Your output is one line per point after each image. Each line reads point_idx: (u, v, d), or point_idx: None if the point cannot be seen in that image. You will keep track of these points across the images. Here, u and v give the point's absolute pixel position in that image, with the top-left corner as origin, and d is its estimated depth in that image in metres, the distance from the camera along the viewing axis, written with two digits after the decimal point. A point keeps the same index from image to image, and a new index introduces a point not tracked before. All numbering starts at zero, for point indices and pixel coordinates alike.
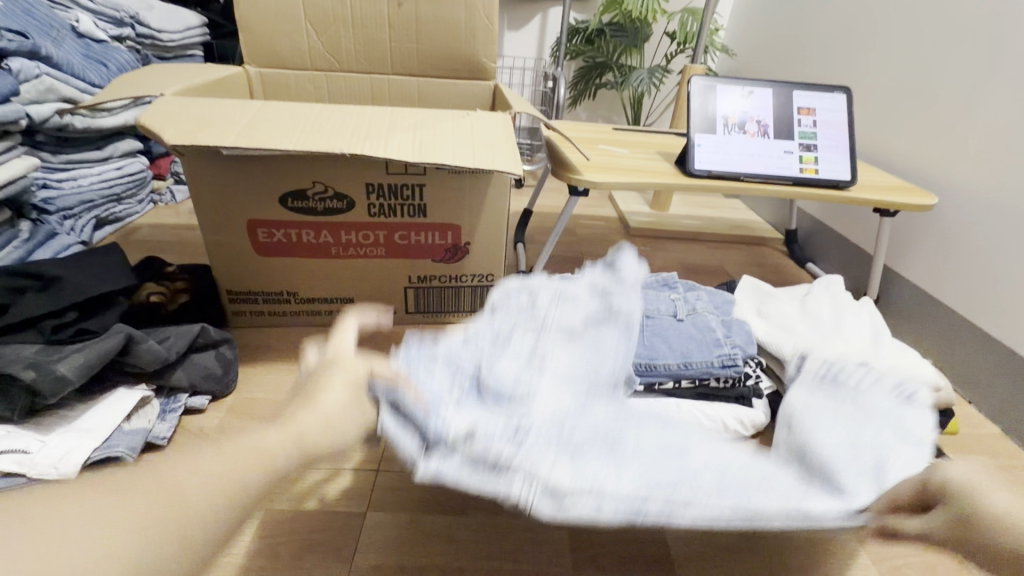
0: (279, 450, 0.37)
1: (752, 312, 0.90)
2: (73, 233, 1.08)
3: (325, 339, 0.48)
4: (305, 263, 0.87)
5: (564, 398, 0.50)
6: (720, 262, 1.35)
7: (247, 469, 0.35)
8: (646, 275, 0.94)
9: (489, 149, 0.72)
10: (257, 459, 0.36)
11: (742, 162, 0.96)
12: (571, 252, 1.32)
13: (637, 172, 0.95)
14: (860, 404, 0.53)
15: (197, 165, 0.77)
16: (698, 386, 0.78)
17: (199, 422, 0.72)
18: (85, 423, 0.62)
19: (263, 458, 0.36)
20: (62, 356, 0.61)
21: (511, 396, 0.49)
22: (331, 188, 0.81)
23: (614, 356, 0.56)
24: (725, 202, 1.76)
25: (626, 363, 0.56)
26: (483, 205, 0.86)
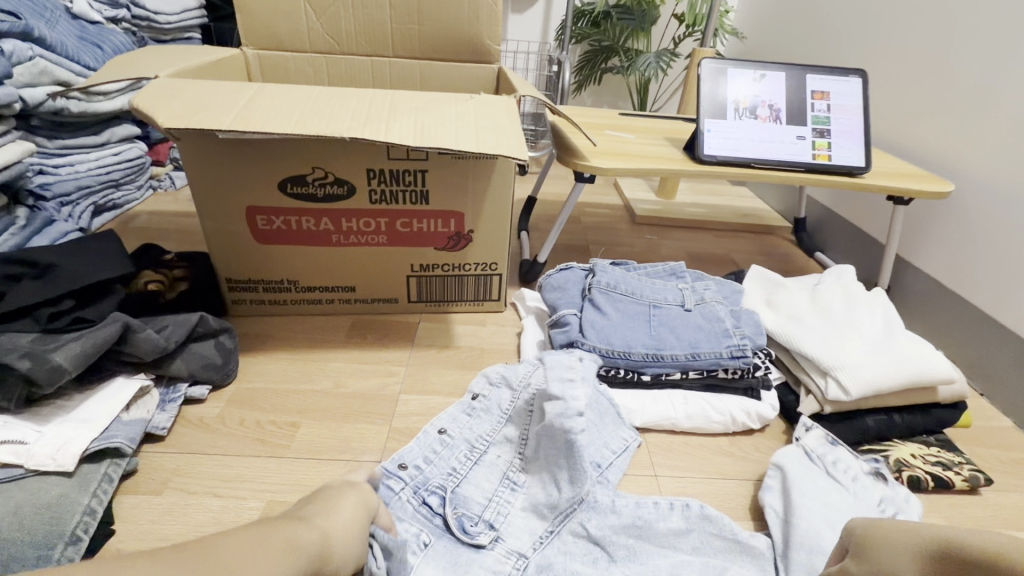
0: (311, 542, 0.43)
1: (761, 302, 0.89)
2: (71, 220, 1.07)
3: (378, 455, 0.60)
4: (306, 251, 0.85)
5: (526, 473, 0.63)
6: (728, 251, 1.33)
7: (288, 557, 0.41)
8: (653, 264, 0.92)
9: (494, 133, 0.70)
10: (294, 549, 0.42)
11: (753, 148, 0.93)
12: (576, 240, 1.30)
13: (644, 158, 0.93)
14: (827, 491, 0.63)
15: (194, 150, 0.75)
16: (707, 376, 0.76)
17: (199, 412, 0.72)
18: (83, 413, 0.61)
19: (299, 548, 0.42)
20: (58, 345, 0.59)
21: (486, 490, 0.61)
22: (331, 173, 0.79)
23: (595, 441, 0.67)
24: (732, 190, 1.73)
25: (599, 445, 0.67)
26: (487, 191, 0.84)
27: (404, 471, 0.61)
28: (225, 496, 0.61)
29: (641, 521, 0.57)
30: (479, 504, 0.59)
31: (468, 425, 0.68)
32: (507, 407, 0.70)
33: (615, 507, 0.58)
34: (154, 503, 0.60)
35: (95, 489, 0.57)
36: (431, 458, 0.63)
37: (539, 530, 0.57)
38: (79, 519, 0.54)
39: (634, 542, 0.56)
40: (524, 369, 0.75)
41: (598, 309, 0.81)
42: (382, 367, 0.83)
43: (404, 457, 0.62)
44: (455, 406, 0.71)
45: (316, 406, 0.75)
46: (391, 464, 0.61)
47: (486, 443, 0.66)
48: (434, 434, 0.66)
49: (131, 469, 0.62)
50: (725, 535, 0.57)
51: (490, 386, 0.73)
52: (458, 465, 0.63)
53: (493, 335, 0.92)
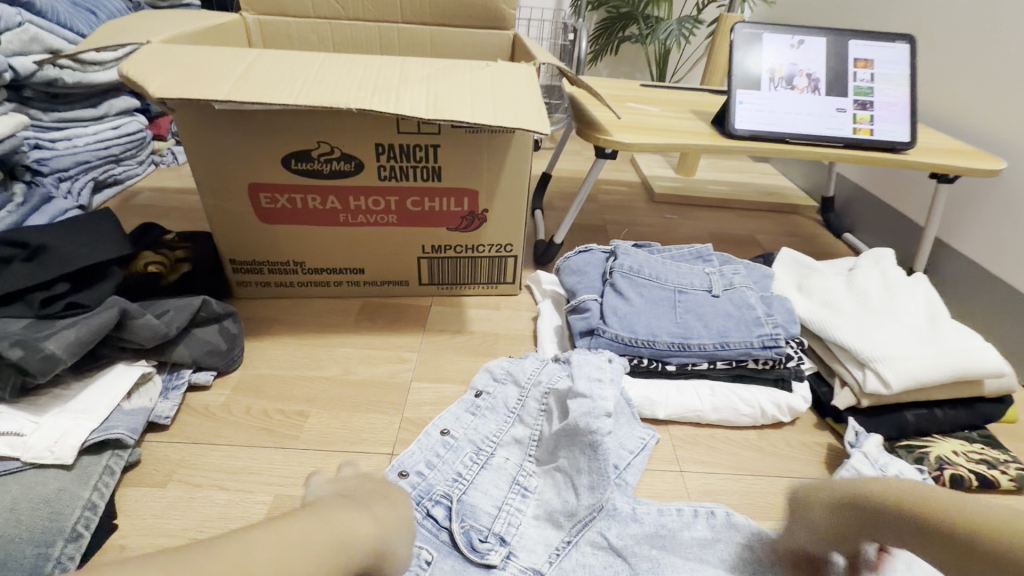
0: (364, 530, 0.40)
1: (791, 287, 0.84)
2: (70, 197, 1.02)
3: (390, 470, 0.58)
4: (312, 231, 0.81)
5: (541, 483, 0.59)
6: (752, 231, 1.27)
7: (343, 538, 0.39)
8: (678, 247, 0.87)
9: (512, 105, 0.65)
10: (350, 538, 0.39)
11: (789, 121, 0.87)
12: (592, 219, 1.25)
13: (671, 133, 0.87)
14: None
15: (192, 123, 0.70)
16: (736, 367, 0.72)
17: (204, 399, 0.69)
18: (81, 403, 0.58)
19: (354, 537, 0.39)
20: (51, 333, 0.56)
21: (494, 501, 0.56)
22: (337, 148, 0.74)
23: (621, 449, 0.64)
24: (755, 167, 1.65)
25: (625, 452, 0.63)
26: (503, 167, 0.78)
27: (406, 480, 0.57)
28: (232, 490, 0.59)
29: (664, 530, 0.54)
30: (487, 512, 0.55)
31: (471, 425, 0.64)
32: (514, 405, 0.66)
33: (637, 515, 0.55)
34: (159, 496, 0.57)
35: (96, 483, 0.54)
36: (433, 463, 0.59)
37: (554, 540, 0.54)
38: (80, 515, 0.52)
39: (658, 553, 0.53)
40: (530, 366, 0.71)
41: (620, 294, 0.76)
42: (394, 353, 0.79)
43: (404, 464, 0.59)
44: (456, 405, 0.67)
45: (325, 395, 0.71)
46: (390, 472, 0.58)
47: (492, 444, 0.62)
48: (436, 436, 0.62)
49: (134, 461, 0.60)
50: (756, 545, 0.54)
51: (495, 383, 0.70)
52: (463, 469, 0.59)
53: (508, 320, 0.88)
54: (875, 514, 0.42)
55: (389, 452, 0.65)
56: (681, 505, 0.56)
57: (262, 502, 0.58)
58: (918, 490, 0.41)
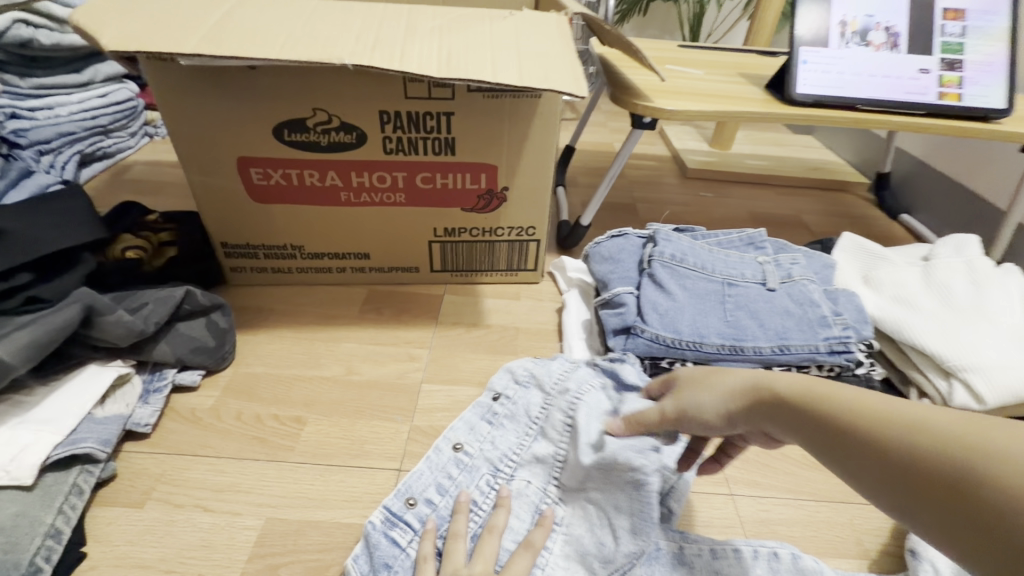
0: None
1: (857, 279, 0.73)
2: (53, 171, 0.92)
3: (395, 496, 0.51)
4: (310, 212, 0.72)
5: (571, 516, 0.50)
6: (797, 211, 1.14)
7: None
8: (725, 231, 0.76)
9: (541, 62, 0.54)
10: None
11: (861, 84, 0.74)
12: (620, 198, 1.13)
13: (722, 98, 0.75)
14: None
15: (167, 87, 0.60)
16: (796, 373, 0.62)
17: (191, 402, 0.61)
18: (44, 413, 0.52)
19: None
20: (1, 333, 0.49)
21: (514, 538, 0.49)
22: (335, 116, 0.64)
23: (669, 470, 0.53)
24: (798, 139, 1.50)
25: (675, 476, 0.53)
26: (527, 138, 0.68)
27: (415, 510, 0.50)
28: (217, 512, 0.51)
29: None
30: (507, 550, 0.48)
31: (488, 438, 0.57)
32: (537, 416, 0.58)
33: (685, 558, 0.47)
34: (135, 519, 0.50)
35: (60, 505, 0.47)
36: (445, 488, 0.53)
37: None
38: (40, 545, 0.45)
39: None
40: (558, 367, 0.62)
41: (660, 286, 0.66)
42: (402, 349, 0.71)
43: (412, 489, 0.52)
44: (470, 412, 0.60)
45: (325, 397, 0.63)
46: (395, 499, 0.51)
47: (512, 464, 0.55)
48: (448, 453, 0.55)
49: (108, 476, 0.53)
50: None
51: (516, 386, 0.62)
52: (479, 496, 0.52)
53: (530, 312, 0.79)
54: (833, 429, 0.31)
55: (396, 467, 0.57)
56: (738, 545, 0.47)
57: (252, 527, 0.50)
58: (920, 414, 0.28)
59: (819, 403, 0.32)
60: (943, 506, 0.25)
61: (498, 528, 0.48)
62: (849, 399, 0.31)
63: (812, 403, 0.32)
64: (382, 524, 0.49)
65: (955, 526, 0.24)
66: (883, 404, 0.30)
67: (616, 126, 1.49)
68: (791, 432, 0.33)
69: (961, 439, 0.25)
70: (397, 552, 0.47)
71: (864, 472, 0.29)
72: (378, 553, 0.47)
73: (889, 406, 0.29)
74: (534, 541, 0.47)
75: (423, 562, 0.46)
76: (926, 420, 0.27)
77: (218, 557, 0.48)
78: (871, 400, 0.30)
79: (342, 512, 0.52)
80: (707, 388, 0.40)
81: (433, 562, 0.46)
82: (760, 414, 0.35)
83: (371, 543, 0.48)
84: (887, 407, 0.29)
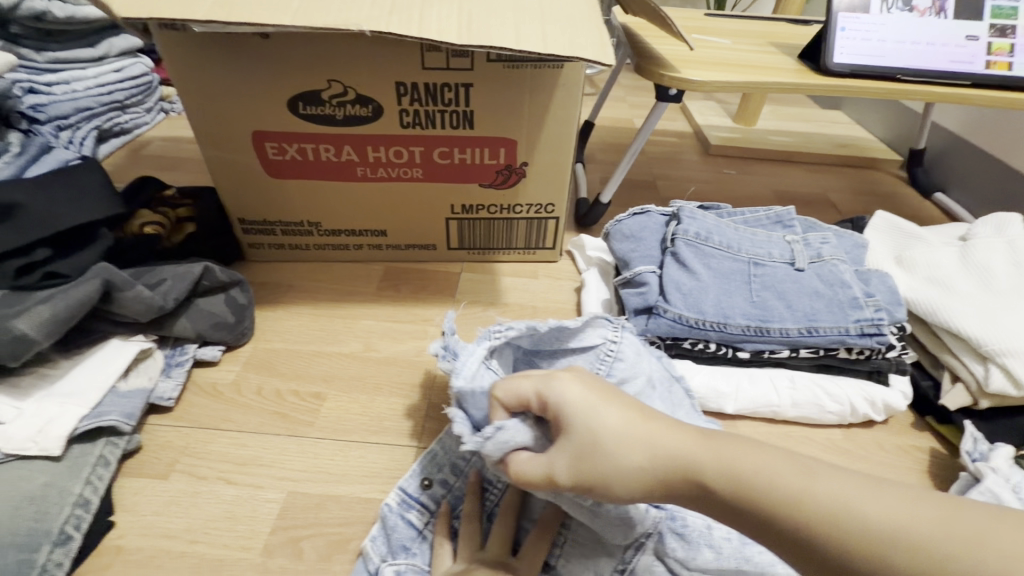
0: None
1: (888, 259, 0.70)
2: (72, 147, 0.93)
3: (413, 475, 0.51)
4: (326, 188, 0.71)
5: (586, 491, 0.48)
6: (825, 189, 1.10)
7: None
8: (752, 210, 0.73)
9: (567, 30, 0.51)
10: None
11: (904, 52, 0.70)
12: (640, 174, 1.10)
13: (752, 69, 0.71)
14: None
15: (178, 58, 0.59)
16: (824, 356, 0.60)
17: (212, 377, 0.62)
18: (68, 386, 0.52)
19: None
20: (21, 309, 0.49)
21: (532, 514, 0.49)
22: (351, 88, 0.62)
23: None
24: (826, 113, 1.44)
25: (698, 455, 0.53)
26: (548, 111, 0.65)
27: (430, 491, 0.50)
28: (240, 484, 0.52)
29: (747, 564, 0.46)
30: (524, 529, 0.48)
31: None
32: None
33: (712, 540, 0.46)
34: (161, 489, 0.51)
35: (88, 476, 0.48)
36: (459, 467, 0.52)
37: (605, 568, 0.46)
38: (70, 514, 0.46)
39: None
40: None
41: (684, 265, 0.64)
42: (420, 327, 0.70)
43: (427, 469, 0.52)
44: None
45: (343, 373, 0.63)
46: (413, 479, 0.51)
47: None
48: (460, 433, 0.54)
49: (133, 448, 0.54)
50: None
51: None
52: (493, 475, 0.51)
53: (548, 291, 0.78)
54: (759, 520, 0.31)
55: (415, 444, 0.57)
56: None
57: (274, 500, 0.51)
58: (841, 508, 0.29)
59: (744, 492, 0.31)
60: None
61: (511, 510, 0.48)
62: (777, 488, 0.31)
63: (737, 492, 0.31)
64: (398, 505, 0.49)
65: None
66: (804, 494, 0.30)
67: (635, 100, 1.45)
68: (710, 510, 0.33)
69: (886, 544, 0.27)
70: (414, 535, 0.48)
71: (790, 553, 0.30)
72: (396, 535, 0.48)
73: (814, 492, 0.30)
74: (546, 520, 0.47)
75: (438, 547, 0.47)
76: (859, 520, 0.28)
77: (241, 529, 0.49)
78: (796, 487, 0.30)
79: (363, 487, 0.53)
80: (608, 455, 0.34)
81: (448, 546, 0.47)
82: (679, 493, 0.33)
83: (388, 526, 0.48)
84: (816, 506, 0.29)
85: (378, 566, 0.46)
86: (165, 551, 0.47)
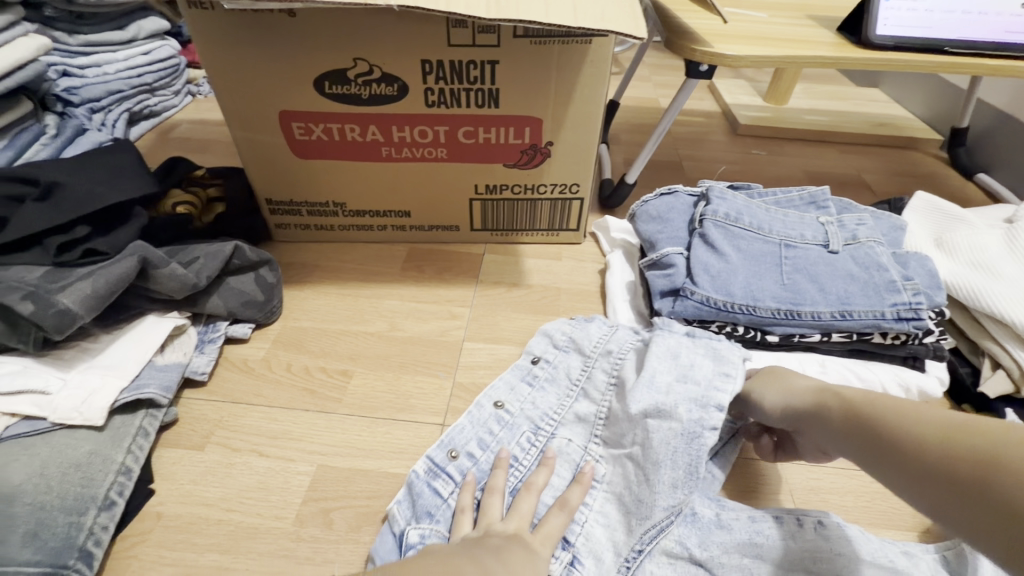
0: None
1: (928, 241, 0.68)
2: (104, 129, 0.95)
3: (439, 447, 0.52)
4: (351, 168, 0.71)
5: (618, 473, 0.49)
6: (860, 170, 1.06)
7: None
8: (784, 191, 0.71)
9: (596, 6, 0.51)
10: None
11: (951, 24, 0.68)
12: (665, 155, 1.08)
13: (788, 43, 0.68)
14: None
15: (207, 36, 0.59)
16: (857, 340, 0.59)
17: (243, 353, 0.63)
18: (109, 359, 0.54)
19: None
20: (64, 286, 0.51)
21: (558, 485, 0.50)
22: (376, 67, 0.62)
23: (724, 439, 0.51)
24: (861, 91, 1.38)
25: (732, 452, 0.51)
26: (574, 87, 0.64)
27: (456, 463, 0.51)
28: (272, 457, 0.54)
29: (760, 538, 0.44)
30: (545, 505, 0.48)
31: (529, 399, 0.57)
32: (578, 377, 0.57)
33: (723, 523, 0.45)
34: (197, 460, 0.53)
35: (129, 445, 0.50)
36: (486, 443, 0.53)
37: (624, 547, 0.45)
38: (113, 481, 0.48)
39: (749, 566, 0.43)
40: (597, 331, 0.61)
41: (712, 247, 0.63)
42: (443, 308, 0.71)
43: (454, 441, 0.53)
44: (510, 372, 0.60)
45: (369, 352, 0.64)
46: (439, 449, 0.52)
47: (553, 422, 0.54)
48: (489, 410, 0.56)
49: (170, 421, 0.56)
50: (877, 562, 0.42)
51: (556, 350, 0.61)
52: (519, 452, 0.52)
53: (572, 273, 0.77)
54: (873, 440, 0.34)
55: (439, 422, 0.57)
56: (779, 512, 0.46)
57: (304, 473, 0.52)
58: (935, 417, 0.32)
59: (863, 409, 0.36)
60: (947, 491, 0.29)
61: (536, 485, 0.48)
62: (889, 406, 0.35)
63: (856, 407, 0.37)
64: (425, 473, 0.50)
65: (969, 512, 0.28)
66: (912, 410, 0.33)
67: (661, 80, 1.41)
68: (837, 438, 0.38)
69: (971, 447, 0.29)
70: (438, 502, 0.48)
71: (888, 460, 0.33)
72: (421, 501, 0.48)
73: (919, 414, 0.33)
74: (569, 499, 0.47)
75: (460, 513, 0.46)
76: (943, 420, 0.31)
77: (274, 499, 0.50)
78: (901, 406, 0.34)
79: (390, 463, 0.54)
80: (782, 380, 0.46)
81: (470, 514, 0.47)
82: (824, 419, 0.39)
83: (415, 490, 0.49)
84: (907, 414, 0.33)
85: (403, 529, 0.46)
86: (202, 518, 0.49)
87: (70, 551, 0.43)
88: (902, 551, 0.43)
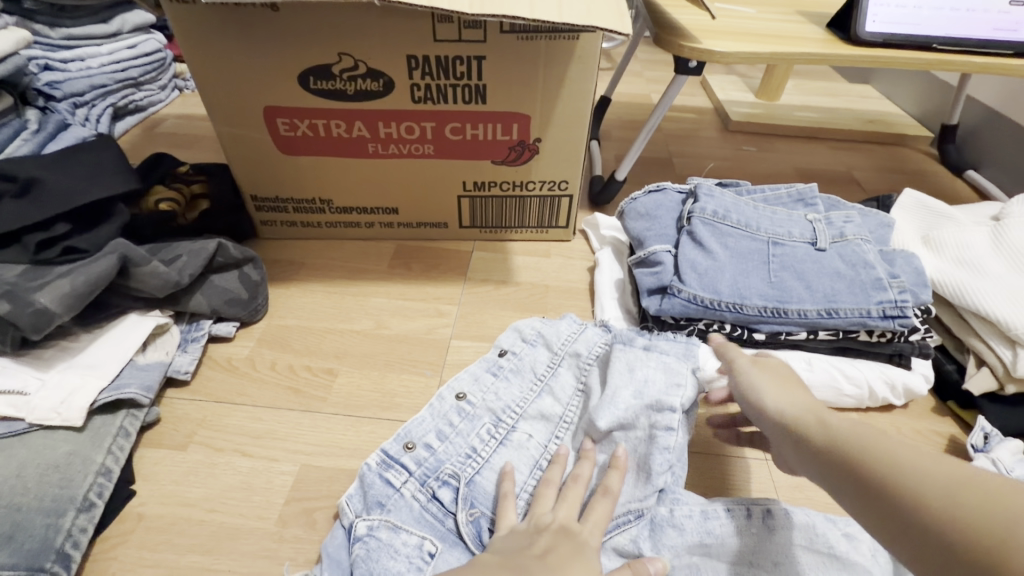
0: None
1: (914, 240, 0.68)
2: (88, 124, 0.94)
3: (395, 442, 0.51)
4: (339, 164, 0.70)
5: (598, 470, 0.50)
6: (850, 167, 1.06)
7: None
8: (772, 188, 0.71)
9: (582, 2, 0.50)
10: None
11: (938, 20, 0.68)
12: (656, 151, 1.07)
13: (777, 38, 0.68)
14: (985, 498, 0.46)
15: (189, 31, 0.58)
16: (842, 338, 0.59)
17: (227, 351, 0.63)
18: (90, 358, 0.54)
19: None
20: (42, 284, 0.50)
21: None
22: (362, 63, 0.61)
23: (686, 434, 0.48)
24: (853, 87, 1.38)
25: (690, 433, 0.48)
26: (561, 81, 0.63)
27: (412, 454, 0.51)
28: (256, 456, 0.53)
29: (711, 538, 0.43)
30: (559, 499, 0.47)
31: (492, 389, 0.56)
32: (543, 372, 0.57)
33: (675, 520, 0.44)
34: (179, 460, 0.53)
35: (110, 446, 0.50)
36: (445, 434, 0.52)
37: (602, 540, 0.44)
38: (93, 482, 0.47)
39: (699, 565, 0.42)
40: (566, 328, 0.60)
41: (699, 244, 0.62)
42: (430, 305, 0.70)
43: (411, 434, 0.52)
44: (477, 363, 0.59)
45: (355, 350, 0.64)
46: (395, 443, 0.51)
47: (515, 415, 0.54)
48: (451, 402, 0.55)
49: (152, 421, 0.55)
50: (817, 548, 0.42)
51: (524, 343, 0.60)
52: (478, 444, 0.52)
53: (561, 270, 0.77)
54: (868, 490, 0.32)
55: None
56: (730, 505, 0.44)
57: (288, 472, 0.52)
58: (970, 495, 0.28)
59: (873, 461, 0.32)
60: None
61: (583, 477, 0.46)
62: (911, 475, 0.30)
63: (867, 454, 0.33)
64: (377, 465, 0.50)
65: None
66: (944, 482, 0.29)
67: (653, 76, 1.40)
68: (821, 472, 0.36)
69: (998, 527, 0.26)
70: (391, 492, 0.48)
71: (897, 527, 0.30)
72: (372, 492, 0.48)
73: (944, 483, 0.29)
74: (611, 485, 0.44)
75: (503, 499, 0.46)
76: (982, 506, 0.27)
77: (259, 500, 0.50)
78: (922, 471, 0.30)
79: None
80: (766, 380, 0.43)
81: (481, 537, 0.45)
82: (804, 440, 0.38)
83: (366, 483, 0.49)
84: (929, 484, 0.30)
85: (352, 521, 0.46)
86: (184, 518, 0.48)
87: (47, 554, 0.43)
88: (843, 534, 0.43)
